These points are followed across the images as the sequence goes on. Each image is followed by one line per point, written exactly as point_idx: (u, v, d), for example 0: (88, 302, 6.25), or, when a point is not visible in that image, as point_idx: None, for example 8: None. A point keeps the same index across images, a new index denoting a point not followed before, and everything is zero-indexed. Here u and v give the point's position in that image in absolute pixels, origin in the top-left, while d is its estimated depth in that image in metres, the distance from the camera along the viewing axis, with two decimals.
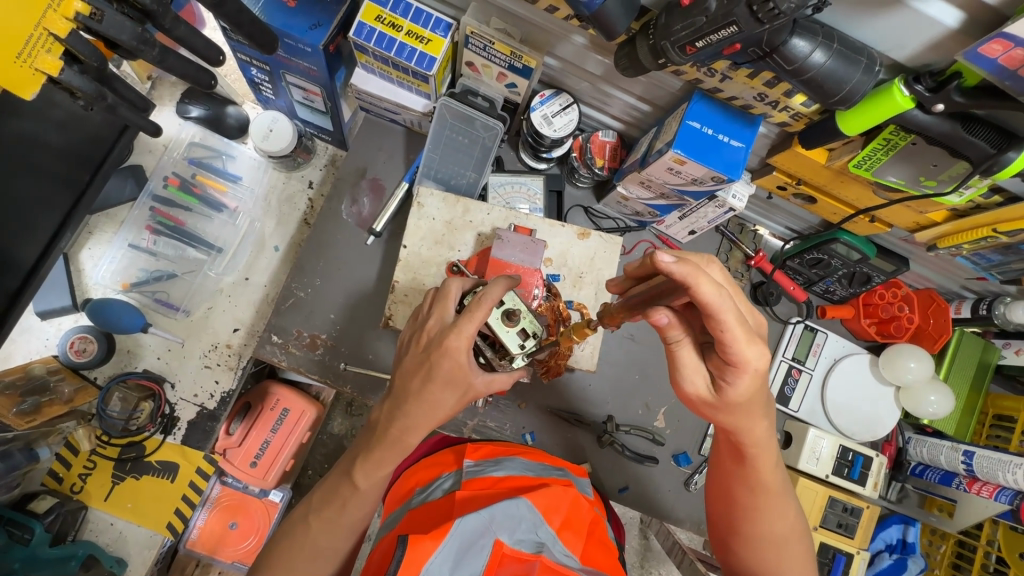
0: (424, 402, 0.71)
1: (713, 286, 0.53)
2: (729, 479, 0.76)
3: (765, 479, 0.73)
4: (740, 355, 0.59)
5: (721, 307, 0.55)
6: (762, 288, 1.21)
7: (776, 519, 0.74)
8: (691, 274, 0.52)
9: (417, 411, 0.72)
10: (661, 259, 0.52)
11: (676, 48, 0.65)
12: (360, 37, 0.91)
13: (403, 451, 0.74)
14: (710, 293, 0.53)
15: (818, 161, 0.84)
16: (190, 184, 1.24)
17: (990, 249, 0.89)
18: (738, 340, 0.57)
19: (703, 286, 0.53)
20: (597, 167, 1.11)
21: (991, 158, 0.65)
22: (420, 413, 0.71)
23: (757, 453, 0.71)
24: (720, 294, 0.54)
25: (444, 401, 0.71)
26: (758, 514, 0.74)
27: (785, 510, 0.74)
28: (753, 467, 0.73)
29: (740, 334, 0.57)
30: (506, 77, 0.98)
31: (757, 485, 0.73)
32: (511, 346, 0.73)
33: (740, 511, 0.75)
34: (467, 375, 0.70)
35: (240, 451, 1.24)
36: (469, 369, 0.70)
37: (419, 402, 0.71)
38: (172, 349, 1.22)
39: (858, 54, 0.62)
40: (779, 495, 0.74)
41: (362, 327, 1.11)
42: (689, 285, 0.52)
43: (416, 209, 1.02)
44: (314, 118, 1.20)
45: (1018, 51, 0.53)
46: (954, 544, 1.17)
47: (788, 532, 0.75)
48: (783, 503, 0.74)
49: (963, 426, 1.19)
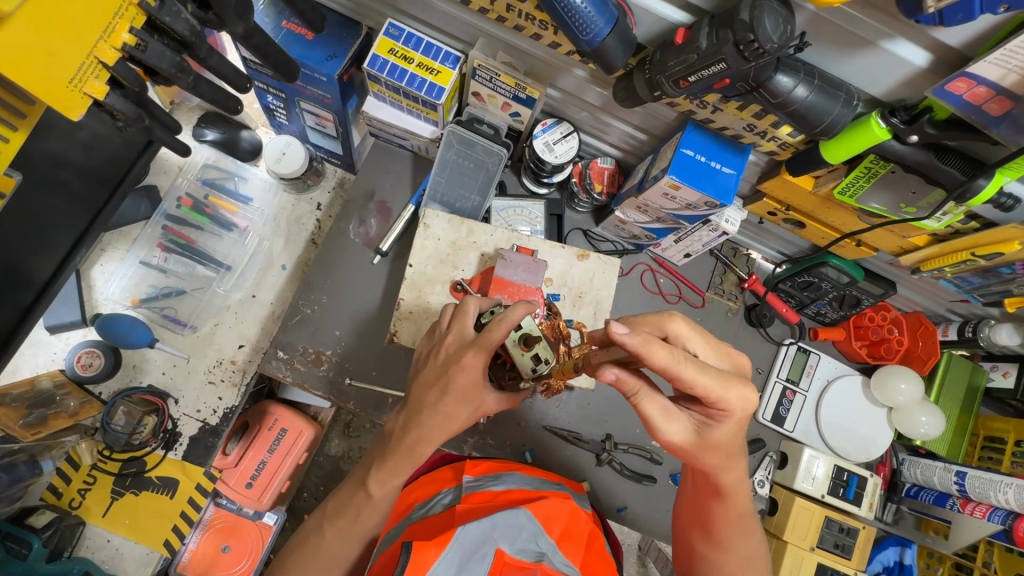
0: (438, 414, 0.74)
1: (665, 351, 0.59)
2: (702, 508, 0.79)
3: (740, 508, 0.77)
4: (721, 401, 0.64)
5: (679, 367, 0.60)
6: (756, 310, 1.25)
7: (744, 544, 0.79)
8: (642, 346, 0.57)
9: (428, 421, 0.74)
10: (617, 330, 0.58)
11: (670, 82, 0.71)
12: (374, 68, 0.96)
13: (410, 458, 0.76)
14: (665, 360, 0.59)
15: (806, 187, 0.89)
16: (202, 205, 1.28)
17: (971, 273, 0.92)
18: (713, 388, 0.63)
19: (655, 353, 0.58)
20: (596, 192, 1.16)
21: (963, 184, 0.69)
22: (428, 425, 0.74)
23: (735, 490, 0.75)
24: (672, 356, 0.59)
25: (456, 412, 0.74)
26: (728, 543, 0.79)
27: (751, 534, 0.79)
28: (729, 500, 0.76)
29: (712, 382, 0.62)
30: (510, 106, 1.04)
31: (728, 516, 0.78)
32: (524, 369, 0.76)
33: (711, 539, 0.80)
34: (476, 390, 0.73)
35: (236, 472, 1.27)
36: (481, 386, 0.73)
37: (428, 414, 0.74)
38: (177, 364, 1.24)
39: (837, 89, 0.67)
40: (747, 521, 0.79)
41: (367, 345, 1.14)
42: (642, 355, 0.58)
43: (422, 229, 1.07)
44: (325, 142, 1.26)
45: (981, 88, 0.58)
46: (951, 566, 1.18)
47: (754, 551, 0.80)
48: (751, 526, 0.79)
49: (955, 447, 1.21)
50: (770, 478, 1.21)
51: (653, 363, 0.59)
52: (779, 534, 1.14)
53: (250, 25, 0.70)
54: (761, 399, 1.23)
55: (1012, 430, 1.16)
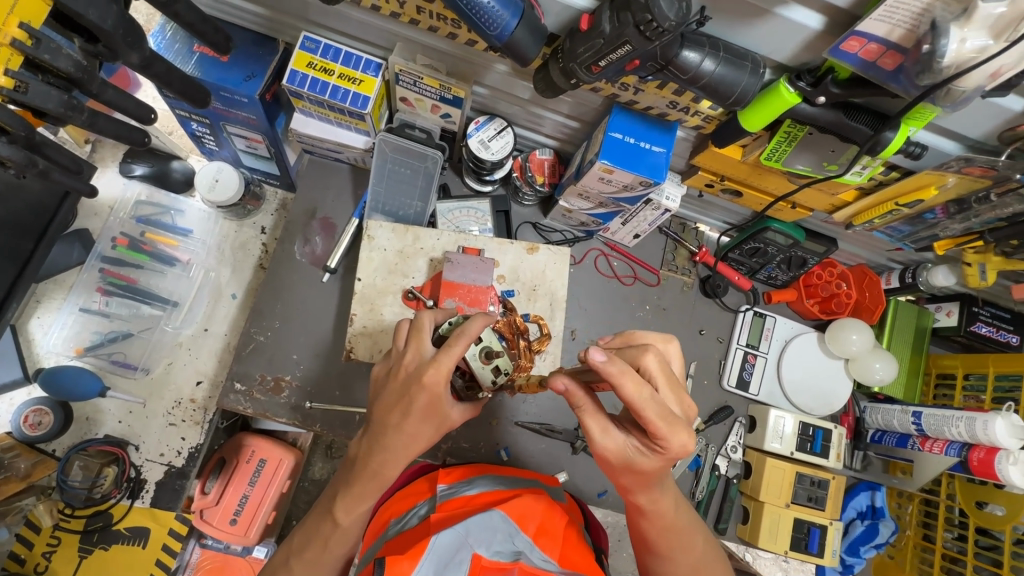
0: (403, 434, 0.72)
1: (633, 384, 0.60)
2: (636, 527, 0.80)
3: (666, 522, 0.76)
4: (663, 441, 0.63)
5: (641, 403, 0.61)
6: (709, 281, 1.27)
7: (686, 555, 0.79)
8: (615, 374, 0.60)
9: (394, 442, 0.73)
10: (594, 356, 0.60)
11: (583, 68, 0.71)
12: (294, 84, 0.94)
13: (380, 481, 0.75)
14: (631, 391, 0.60)
15: (735, 157, 0.91)
16: (140, 242, 1.24)
17: (899, 221, 0.96)
18: (658, 427, 0.63)
19: (626, 384, 0.60)
20: (539, 184, 1.15)
21: (872, 138, 0.71)
22: (393, 444, 0.73)
23: (656, 508, 0.75)
24: (641, 389, 0.61)
25: (422, 431, 0.73)
26: (667, 557, 0.79)
27: (690, 549, 0.79)
28: (650, 518, 0.76)
29: (658, 421, 0.62)
30: (440, 108, 1.03)
31: (663, 530, 0.77)
32: (485, 380, 0.77)
33: (652, 553, 0.80)
34: (444, 407, 0.72)
35: (218, 510, 1.22)
36: (447, 403, 0.73)
37: (389, 434, 0.73)
38: (134, 410, 1.20)
39: (743, 59, 0.69)
40: (686, 532, 0.78)
41: (325, 365, 1.12)
42: (612, 382, 0.60)
43: (367, 242, 1.06)
44: (260, 164, 1.22)
45: (873, 44, 0.60)
46: (920, 503, 1.21)
47: (696, 564, 0.80)
48: (688, 538, 0.79)
49: (911, 388, 1.26)
50: (742, 442, 1.23)
51: (620, 393, 0.61)
52: (755, 496, 1.17)
53: (145, 54, 0.68)
54: (725, 366, 1.26)
55: (960, 365, 1.22)
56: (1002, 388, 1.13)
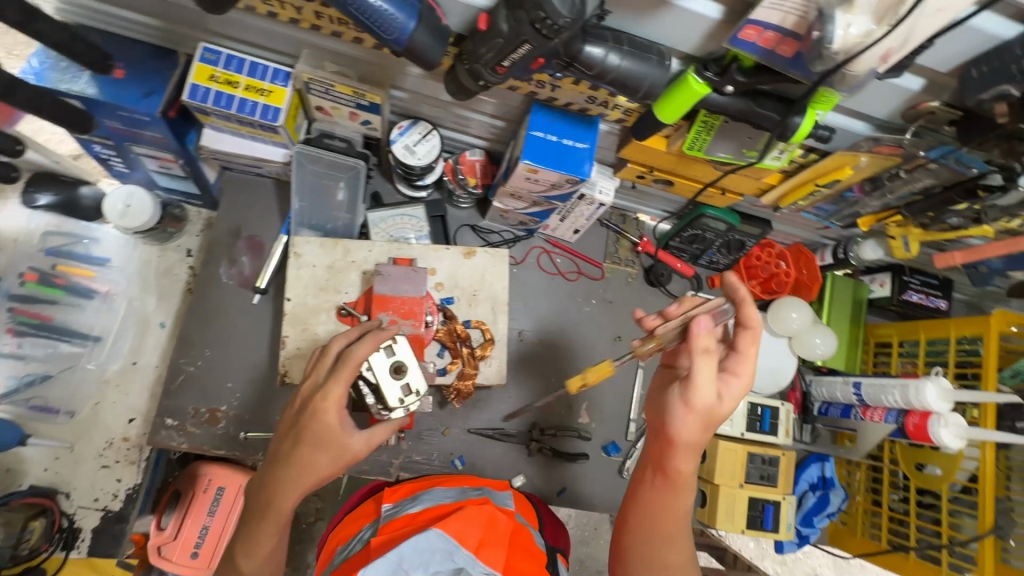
0: (293, 464, 0.69)
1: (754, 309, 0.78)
2: (649, 516, 0.76)
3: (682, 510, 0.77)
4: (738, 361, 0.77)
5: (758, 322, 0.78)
6: (653, 270, 1.27)
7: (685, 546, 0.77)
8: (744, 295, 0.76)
9: (285, 473, 0.69)
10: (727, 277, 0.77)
11: (488, 69, 0.69)
12: (195, 99, 0.89)
13: (277, 519, 0.70)
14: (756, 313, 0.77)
15: (660, 148, 0.90)
16: (51, 276, 1.14)
17: (823, 201, 0.98)
18: (745, 347, 0.77)
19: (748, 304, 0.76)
20: (471, 186, 1.13)
21: (781, 124, 0.71)
22: (289, 477, 0.69)
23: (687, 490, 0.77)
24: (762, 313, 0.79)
25: (318, 462, 0.69)
26: (672, 548, 0.76)
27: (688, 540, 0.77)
28: (679, 499, 0.76)
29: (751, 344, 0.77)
30: (358, 115, 0.99)
31: (679, 515, 0.77)
32: (393, 400, 0.74)
33: (660, 547, 0.75)
34: (336, 436, 0.69)
35: (177, 545, 1.11)
36: (344, 432, 0.70)
37: (290, 469, 0.69)
38: (61, 456, 1.13)
39: (648, 52, 0.68)
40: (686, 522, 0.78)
41: (263, 390, 1.07)
42: (742, 299, 0.76)
43: (294, 259, 1.01)
44: (177, 184, 1.15)
45: (769, 32, 0.59)
46: (867, 469, 1.26)
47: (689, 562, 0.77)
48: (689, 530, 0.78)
49: (852, 359, 1.31)
50: None
51: (748, 312, 0.76)
52: (711, 478, 1.19)
53: None
54: None
55: (895, 334, 1.26)
56: (933, 352, 1.18)
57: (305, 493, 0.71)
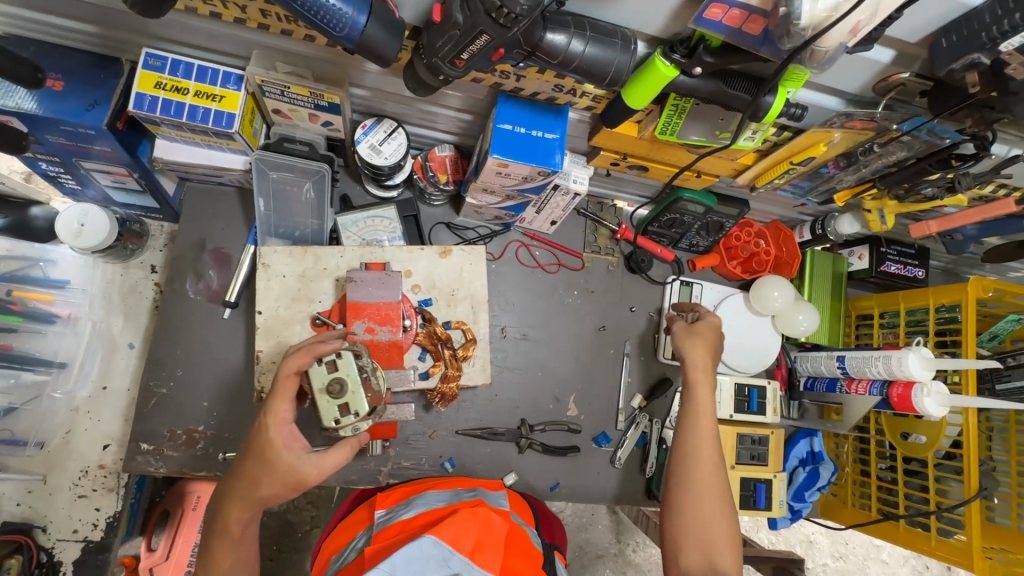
0: (240, 481, 0.69)
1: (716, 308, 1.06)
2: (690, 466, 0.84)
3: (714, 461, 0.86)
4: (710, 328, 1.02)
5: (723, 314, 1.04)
6: (633, 257, 1.25)
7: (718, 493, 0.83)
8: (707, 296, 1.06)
9: (236, 491, 0.70)
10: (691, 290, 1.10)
11: (447, 63, 0.65)
12: (142, 109, 0.84)
13: (233, 538, 0.70)
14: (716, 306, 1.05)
15: (632, 134, 0.88)
16: (7, 303, 1.05)
17: (798, 179, 0.97)
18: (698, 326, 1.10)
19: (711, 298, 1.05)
20: (443, 183, 1.09)
21: (752, 104, 0.69)
22: (238, 494, 0.69)
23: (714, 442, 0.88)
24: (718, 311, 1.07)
25: (261, 481, 0.68)
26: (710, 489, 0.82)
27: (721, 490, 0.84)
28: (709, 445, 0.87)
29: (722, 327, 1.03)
30: (319, 116, 0.95)
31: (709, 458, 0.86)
32: (328, 419, 0.72)
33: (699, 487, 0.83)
34: (280, 457, 0.68)
35: (170, 565, 1.11)
36: (288, 452, 0.69)
37: (249, 488, 0.69)
38: (34, 489, 1.09)
39: (612, 36, 0.65)
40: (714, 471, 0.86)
41: (241, 407, 1.04)
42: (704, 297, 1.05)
43: (263, 270, 0.97)
44: (134, 199, 1.10)
45: (735, 10, 0.57)
46: (855, 441, 1.27)
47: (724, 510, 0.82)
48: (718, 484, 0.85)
49: (835, 332, 1.31)
50: None
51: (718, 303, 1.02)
52: None
53: None
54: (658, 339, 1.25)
55: (875, 304, 1.26)
56: (913, 321, 1.19)
57: (257, 510, 0.71)
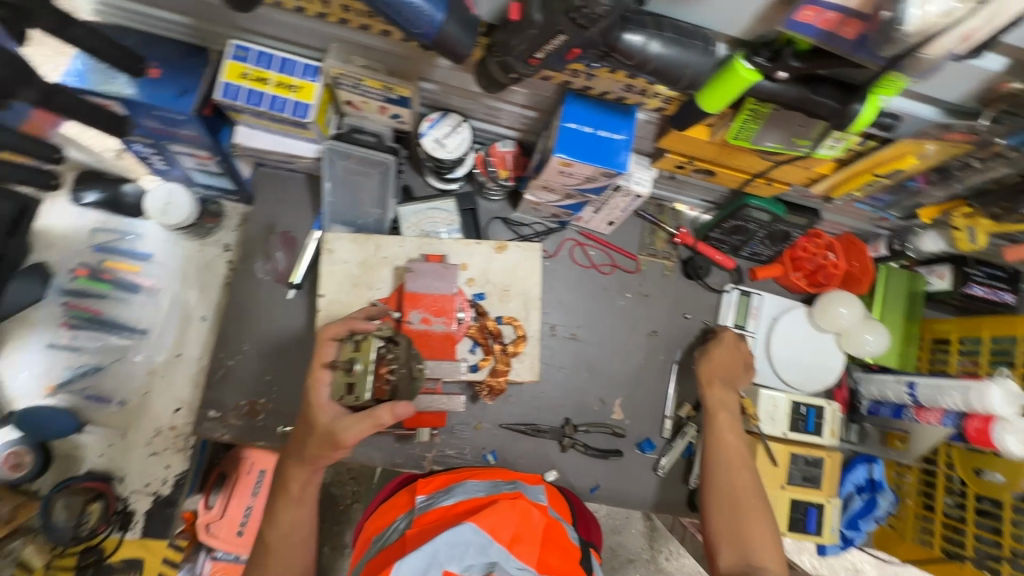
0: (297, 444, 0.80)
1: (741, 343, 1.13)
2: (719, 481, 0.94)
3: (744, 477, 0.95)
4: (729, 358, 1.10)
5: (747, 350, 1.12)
6: (692, 262, 1.23)
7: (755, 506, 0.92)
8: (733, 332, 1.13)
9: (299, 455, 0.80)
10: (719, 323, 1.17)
11: (520, 61, 0.66)
12: (228, 98, 0.89)
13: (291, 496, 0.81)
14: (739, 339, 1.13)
15: (701, 137, 0.85)
16: (99, 271, 1.21)
17: (880, 191, 0.91)
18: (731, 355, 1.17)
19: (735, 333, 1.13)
20: (502, 179, 1.11)
21: (840, 112, 0.66)
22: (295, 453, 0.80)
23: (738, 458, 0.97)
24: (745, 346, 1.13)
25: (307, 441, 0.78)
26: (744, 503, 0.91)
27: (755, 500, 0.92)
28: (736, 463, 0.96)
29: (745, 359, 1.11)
30: (388, 109, 0.97)
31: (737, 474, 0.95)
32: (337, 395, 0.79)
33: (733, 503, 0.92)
34: (318, 419, 0.77)
35: (224, 523, 1.17)
36: (325, 411, 0.78)
37: (300, 449, 0.80)
38: (114, 443, 1.19)
39: (692, 38, 0.63)
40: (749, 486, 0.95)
41: (300, 384, 1.09)
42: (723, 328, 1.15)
43: (327, 255, 1.02)
44: (213, 180, 1.17)
45: (830, 13, 0.54)
46: (919, 472, 1.19)
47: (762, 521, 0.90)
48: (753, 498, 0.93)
49: (906, 356, 1.22)
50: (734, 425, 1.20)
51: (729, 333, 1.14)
52: None
53: None
54: None
55: (955, 329, 1.17)
56: (998, 350, 1.10)
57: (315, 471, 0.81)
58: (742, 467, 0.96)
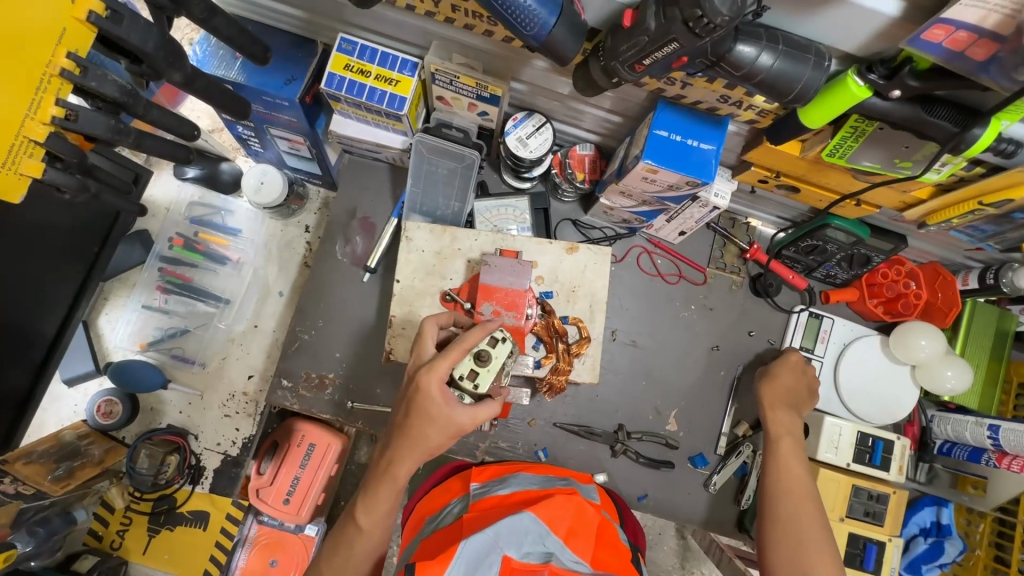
0: (409, 436, 0.74)
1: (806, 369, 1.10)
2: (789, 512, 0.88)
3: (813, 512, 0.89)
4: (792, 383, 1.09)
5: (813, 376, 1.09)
6: (761, 280, 1.19)
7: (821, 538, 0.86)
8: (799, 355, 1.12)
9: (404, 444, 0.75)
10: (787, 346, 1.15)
11: (626, 67, 0.67)
12: (331, 87, 0.94)
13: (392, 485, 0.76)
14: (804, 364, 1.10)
15: (793, 153, 0.84)
16: (193, 242, 1.29)
17: (981, 220, 0.87)
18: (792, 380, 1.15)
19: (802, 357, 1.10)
20: (579, 181, 1.12)
21: (956, 136, 0.64)
22: (405, 447, 0.75)
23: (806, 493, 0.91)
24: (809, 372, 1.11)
25: (426, 434, 0.74)
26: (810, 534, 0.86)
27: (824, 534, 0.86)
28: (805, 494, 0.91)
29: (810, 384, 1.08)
30: (477, 106, 1.01)
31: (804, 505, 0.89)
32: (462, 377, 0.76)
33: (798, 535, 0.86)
34: (439, 408, 0.73)
35: (273, 489, 1.22)
36: (446, 406, 0.73)
37: (408, 434, 0.75)
38: (193, 402, 1.28)
39: (805, 52, 0.62)
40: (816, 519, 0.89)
41: (367, 363, 1.14)
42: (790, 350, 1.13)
43: (405, 243, 1.06)
44: (302, 164, 1.25)
45: (961, 33, 0.53)
46: (993, 522, 1.12)
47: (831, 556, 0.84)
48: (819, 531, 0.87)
49: (988, 398, 1.15)
50: None
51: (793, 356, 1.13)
52: None
53: (187, 72, 0.75)
54: None
55: None
56: None
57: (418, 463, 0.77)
58: (807, 497, 0.91)
